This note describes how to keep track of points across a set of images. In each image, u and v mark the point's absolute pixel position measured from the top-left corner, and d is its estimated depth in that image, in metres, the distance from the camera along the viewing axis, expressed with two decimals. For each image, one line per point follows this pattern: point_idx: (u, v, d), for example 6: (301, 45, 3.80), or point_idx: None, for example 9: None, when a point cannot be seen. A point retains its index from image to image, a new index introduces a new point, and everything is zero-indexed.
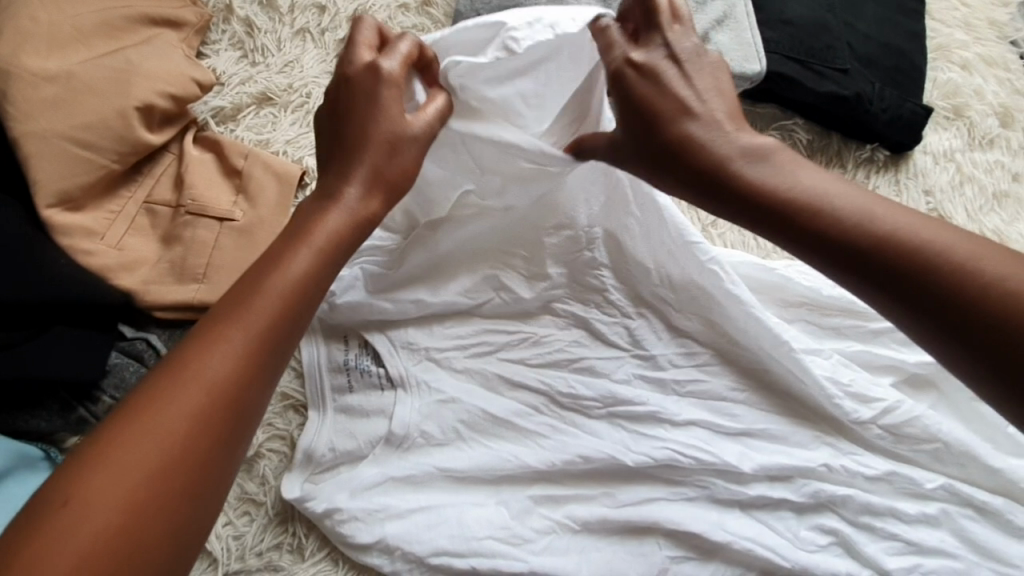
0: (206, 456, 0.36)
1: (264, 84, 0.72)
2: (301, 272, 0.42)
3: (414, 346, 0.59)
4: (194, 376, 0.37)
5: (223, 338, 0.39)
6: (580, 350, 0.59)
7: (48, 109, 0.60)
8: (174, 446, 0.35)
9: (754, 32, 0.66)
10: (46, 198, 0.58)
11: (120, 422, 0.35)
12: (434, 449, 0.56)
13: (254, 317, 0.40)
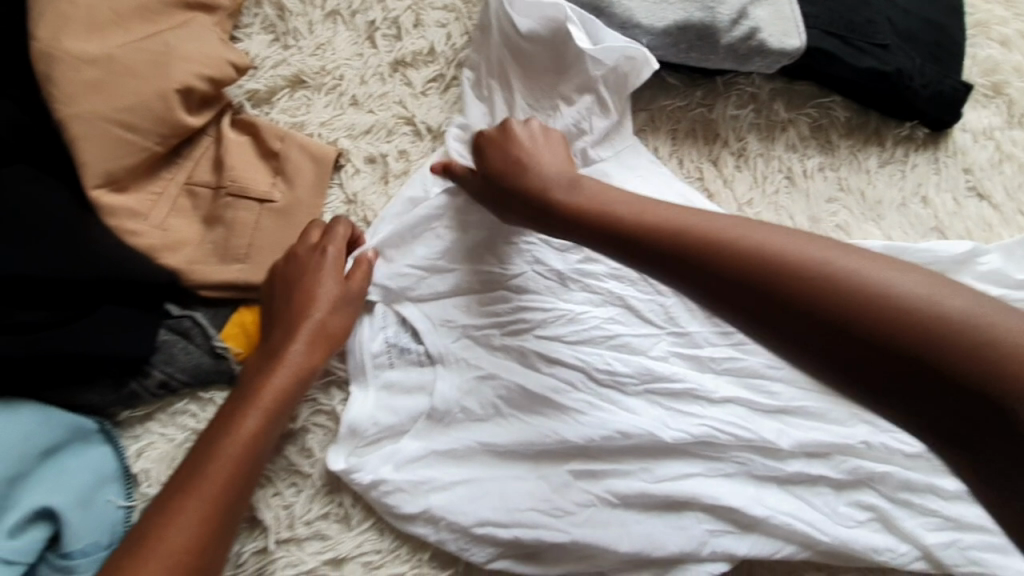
0: (220, 532, 0.48)
1: (297, 67, 0.73)
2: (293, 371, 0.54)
3: (452, 322, 0.60)
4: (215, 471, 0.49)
5: (226, 445, 0.50)
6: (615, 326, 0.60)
7: (92, 92, 0.60)
8: (197, 524, 0.47)
9: (790, 6, 0.65)
10: (94, 179, 0.59)
11: (157, 516, 0.47)
12: (474, 424, 0.57)
13: (256, 419, 0.52)
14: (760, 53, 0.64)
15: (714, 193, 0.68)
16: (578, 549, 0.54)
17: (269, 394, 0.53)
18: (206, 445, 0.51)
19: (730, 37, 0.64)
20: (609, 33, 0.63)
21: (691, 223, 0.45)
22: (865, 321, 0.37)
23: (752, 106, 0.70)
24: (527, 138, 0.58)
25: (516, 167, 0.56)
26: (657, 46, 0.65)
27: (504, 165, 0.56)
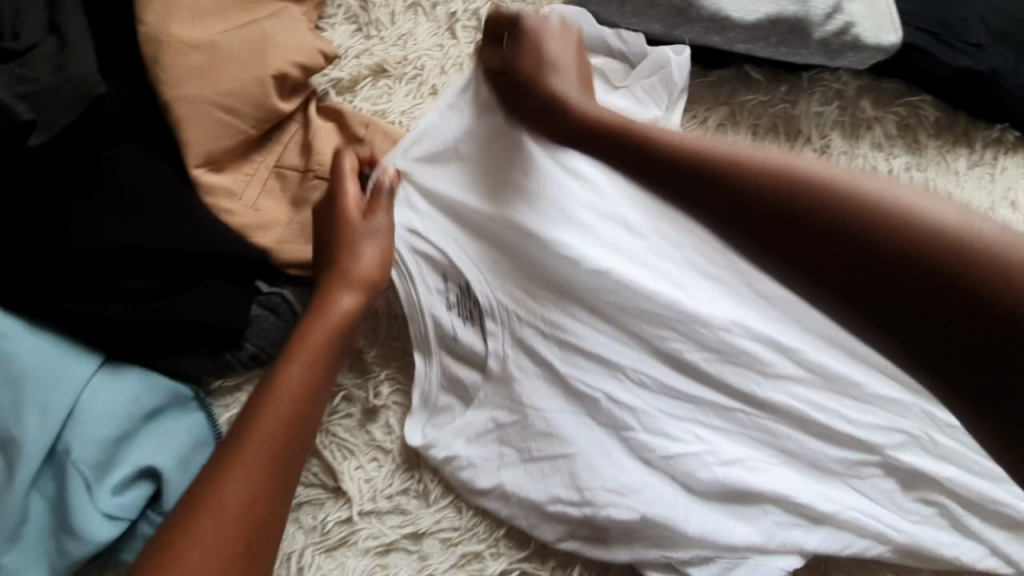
0: (278, 471, 0.51)
1: (381, 56, 0.75)
2: (340, 317, 0.56)
3: (494, 268, 0.60)
4: (270, 416, 0.52)
5: (281, 389, 0.53)
6: (694, 321, 0.58)
7: (196, 75, 0.62)
8: (256, 463, 0.50)
9: (886, 1, 0.64)
10: (196, 159, 0.62)
11: (219, 457, 0.50)
12: (531, 384, 0.58)
13: (305, 364, 0.54)
14: (853, 48, 0.63)
15: None
16: (658, 542, 0.53)
17: (318, 338, 0.55)
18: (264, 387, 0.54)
19: (823, 31, 0.63)
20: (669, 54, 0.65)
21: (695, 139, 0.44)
22: (907, 255, 0.34)
23: (839, 103, 0.69)
24: (556, 33, 0.56)
25: (538, 70, 0.53)
26: (745, 39, 0.64)
27: (527, 66, 0.54)
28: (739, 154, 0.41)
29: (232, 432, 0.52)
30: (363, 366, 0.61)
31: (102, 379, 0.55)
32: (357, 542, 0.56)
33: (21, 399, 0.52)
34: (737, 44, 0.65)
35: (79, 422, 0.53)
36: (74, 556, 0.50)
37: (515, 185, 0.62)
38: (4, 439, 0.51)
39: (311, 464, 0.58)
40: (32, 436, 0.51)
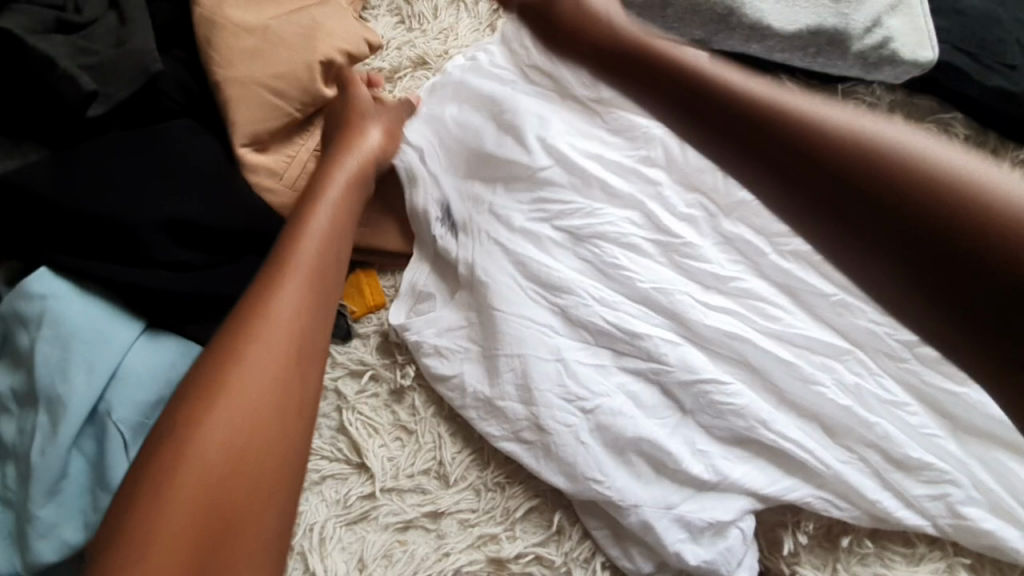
0: (288, 371, 0.49)
1: (422, 48, 0.76)
2: (331, 216, 0.58)
3: (480, 200, 0.65)
4: (274, 317, 0.50)
5: (279, 283, 0.52)
6: (717, 326, 0.60)
7: (247, 57, 0.64)
8: (267, 367, 0.48)
9: (927, 20, 0.64)
10: (241, 139, 0.64)
11: (209, 370, 0.48)
12: (503, 297, 0.60)
13: (308, 261, 0.54)
14: (890, 62, 0.63)
15: None
16: (681, 540, 0.54)
17: (302, 270, 0.53)
18: (236, 327, 0.50)
19: (862, 44, 0.63)
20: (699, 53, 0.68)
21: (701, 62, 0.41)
22: (907, 201, 0.33)
23: None
24: None
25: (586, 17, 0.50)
26: (785, 48, 0.65)
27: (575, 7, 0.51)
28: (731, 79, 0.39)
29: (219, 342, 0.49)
30: (391, 350, 0.63)
31: (145, 343, 0.56)
32: (379, 518, 0.57)
33: (69, 357, 0.52)
34: (776, 53, 0.65)
35: (123, 382, 0.53)
36: None
37: (511, 166, 0.65)
38: (50, 394, 0.51)
39: (338, 440, 0.60)
40: (78, 392, 0.52)
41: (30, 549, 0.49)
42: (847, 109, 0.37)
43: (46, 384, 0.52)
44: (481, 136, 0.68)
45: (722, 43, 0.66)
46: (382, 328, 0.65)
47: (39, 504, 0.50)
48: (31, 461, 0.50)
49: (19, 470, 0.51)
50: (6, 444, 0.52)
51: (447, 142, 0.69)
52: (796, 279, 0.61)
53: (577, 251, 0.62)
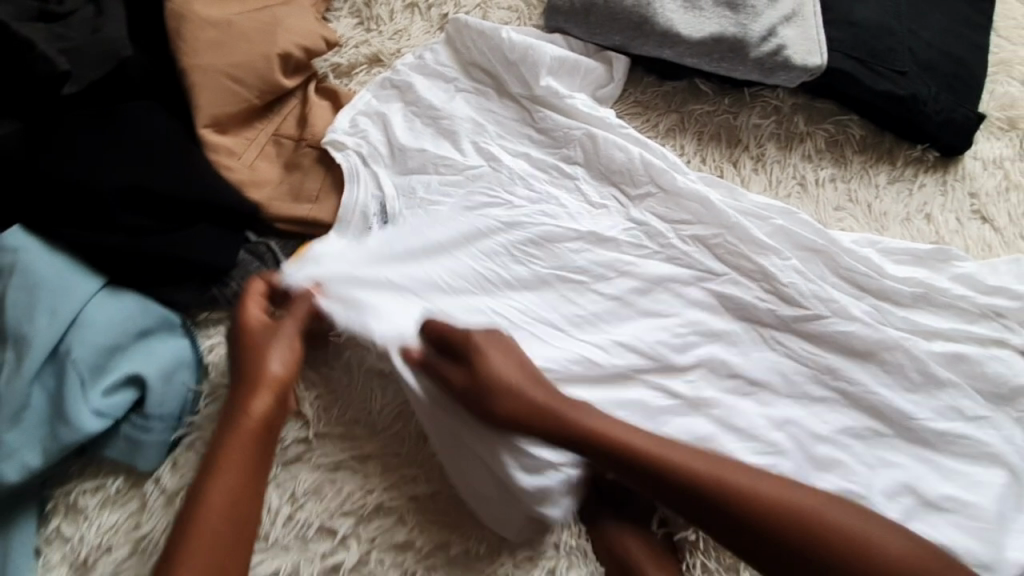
0: (246, 497, 0.55)
1: (377, 47, 0.83)
2: (287, 347, 0.62)
3: (414, 193, 0.73)
4: (236, 446, 0.57)
5: (241, 420, 0.58)
6: (613, 301, 0.68)
7: (211, 49, 0.71)
8: (230, 497, 0.55)
9: (818, 31, 0.72)
10: (204, 121, 0.71)
11: (197, 492, 0.54)
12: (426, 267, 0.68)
13: (266, 397, 0.59)
14: (784, 67, 0.71)
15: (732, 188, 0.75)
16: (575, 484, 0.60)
17: (274, 366, 0.60)
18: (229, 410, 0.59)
19: (759, 51, 0.72)
20: (618, 57, 0.77)
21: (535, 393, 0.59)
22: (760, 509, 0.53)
23: (775, 117, 0.77)
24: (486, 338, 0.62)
25: (496, 378, 0.59)
26: (693, 53, 0.73)
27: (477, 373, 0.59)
28: (602, 427, 0.58)
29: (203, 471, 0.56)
30: None
31: (104, 297, 0.63)
32: (313, 458, 0.64)
33: (35, 302, 0.60)
34: (686, 57, 0.74)
35: (83, 329, 0.61)
36: (65, 441, 0.58)
37: (445, 164, 0.74)
38: (17, 335, 0.59)
39: None
40: (41, 333, 0.59)
41: None
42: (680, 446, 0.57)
43: (15, 324, 0.59)
44: (422, 139, 0.75)
45: (637, 48, 0.75)
46: None
47: (5, 430, 0.58)
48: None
49: None
50: None
51: (390, 142, 0.75)
52: (696, 260, 0.69)
53: (499, 232, 0.70)
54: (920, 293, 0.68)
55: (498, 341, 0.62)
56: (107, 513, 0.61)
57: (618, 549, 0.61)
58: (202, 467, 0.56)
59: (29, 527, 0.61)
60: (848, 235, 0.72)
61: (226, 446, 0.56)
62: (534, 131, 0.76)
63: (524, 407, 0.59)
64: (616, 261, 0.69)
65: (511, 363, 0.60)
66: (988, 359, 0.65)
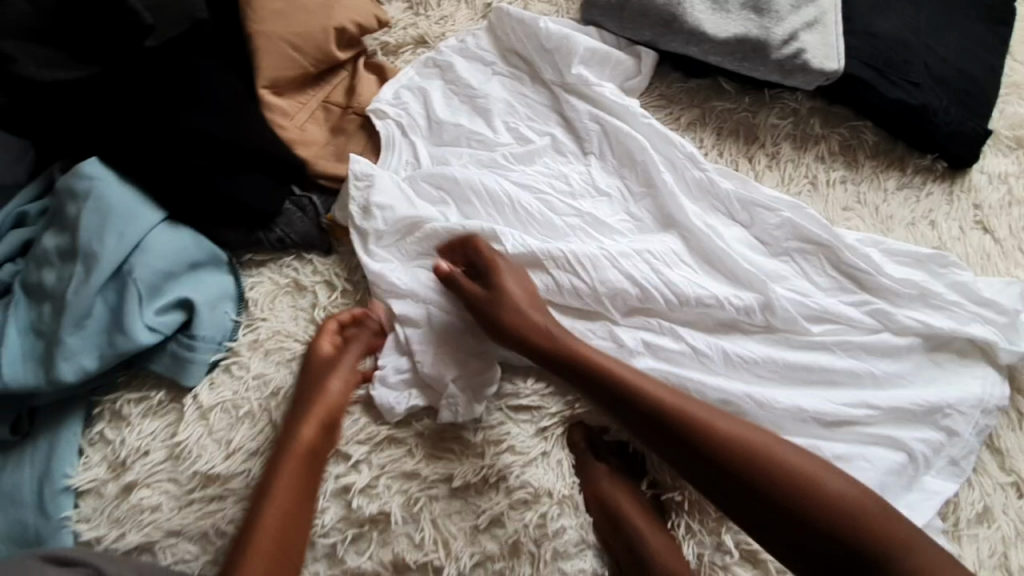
0: (301, 503, 0.63)
1: (424, 30, 0.90)
2: (342, 374, 0.69)
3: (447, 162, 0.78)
4: (295, 458, 0.64)
5: (300, 435, 0.65)
6: (627, 275, 0.70)
7: (275, 17, 0.78)
8: (288, 503, 0.62)
9: (837, 38, 0.78)
10: (263, 82, 0.78)
11: (263, 500, 0.62)
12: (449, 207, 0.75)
13: (320, 416, 0.66)
14: (802, 70, 0.77)
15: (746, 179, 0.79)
16: None
17: (330, 392, 0.68)
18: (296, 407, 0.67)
19: (779, 54, 0.77)
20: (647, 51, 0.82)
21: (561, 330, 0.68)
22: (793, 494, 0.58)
23: (793, 118, 0.82)
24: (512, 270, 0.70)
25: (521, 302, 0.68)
26: (718, 52, 0.79)
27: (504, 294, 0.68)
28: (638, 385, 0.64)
29: (266, 478, 0.64)
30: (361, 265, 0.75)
31: (163, 228, 0.70)
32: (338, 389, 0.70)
33: (105, 224, 0.67)
34: (711, 55, 0.79)
35: (144, 253, 0.68)
36: (120, 348, 0.65)
37: (477, 140, 0.80)
38: (86, 252, 0.67)
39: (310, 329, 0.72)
40: (109, 252, 0.67)
41: (55, 366, 0.64)
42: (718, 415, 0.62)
43: (86, 242, 0.67)
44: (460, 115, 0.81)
45: (666, 44, 0.81)
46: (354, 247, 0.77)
47: (68, 333, 0.65)
48: (67, 299, 0.66)
49: (54, 307, 0.67)
50: (47, 288, 0.67)
51: (430, 116, 0.82)
52: (709, 244, 0.72)
53: (522, 201, 0.74)
54: (914, 293, 0.71)
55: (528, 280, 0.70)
56: (148, 421, 0.68)
57: (609, 499, 0.69)
58: (266, 476, 0.64)
59: (76, 427, 0.68)
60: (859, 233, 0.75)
61: (286, 458, 0.64)
62: (563, 115, 0.81)
63: (557, 342, 0.67)
64: (619, 240, 0.74)
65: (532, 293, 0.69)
66: (965, 361, 0.70)
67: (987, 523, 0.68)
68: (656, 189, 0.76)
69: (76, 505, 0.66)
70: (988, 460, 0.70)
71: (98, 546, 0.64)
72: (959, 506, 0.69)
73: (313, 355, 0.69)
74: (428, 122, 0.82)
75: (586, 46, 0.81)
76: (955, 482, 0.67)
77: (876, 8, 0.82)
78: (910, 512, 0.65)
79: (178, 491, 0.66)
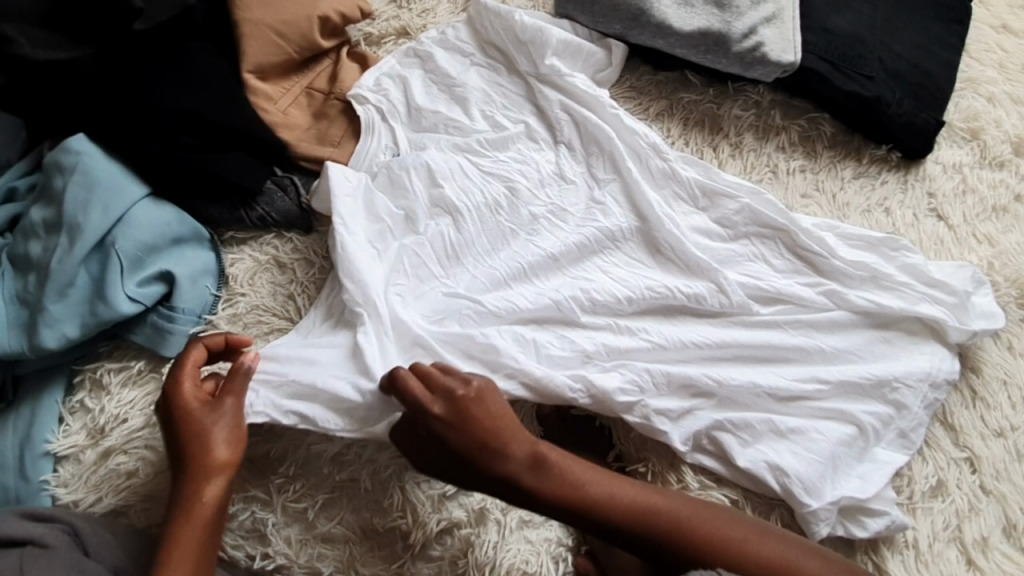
0: (206, 555, 0.58)
1: (406, 22, 0.93)
2: (231, 418, 0.62)
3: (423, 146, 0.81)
4: (198, 511, 0.58)
5: (196, 490, 0.59)
6: (581, 273, 0.74)
7: (262, 6, 0.81)
8: (193, 559, 0.57)
9: (794, 32, 0.82)
10: (248, 66, 0.81)
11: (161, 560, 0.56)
12: (411, 206, 0.75)
13: (218, 466, 0.60)
14: (761, 62, 0.81)
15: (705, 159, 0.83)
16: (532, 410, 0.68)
17: (221, 435, 0.61)
18: (183, 464, 0.60)
19: (739, 47, 0.81)
20: (618, 45, 0.86)
21: (524, 461, 0.61)
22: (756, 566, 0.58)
23: (755, 110, 0.85)
24: (457, 394, 0.62)
25: (480, 443, 0.61)
26: (683, 44, 0.83)
27: (458, 435, 0.61)
28: (608, 500, 0.61)
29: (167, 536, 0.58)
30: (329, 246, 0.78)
31: (147, 203, 0.73)
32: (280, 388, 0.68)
33: (90, 198, 0.70)
34: (677, 48, 0.83)
35: (127, 226, 0.71)
36: (102, 317, 0.67)
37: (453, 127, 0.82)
38: (71, 224, 0.69)
39: (288, 304, 0.75)
40: (92, 224, 0.69)
41: (38, 332, 0.67)
42: (685, 503, 0.61)
43: (71, 215, 0.69)
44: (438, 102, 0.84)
45: (634, 38, 0.84)
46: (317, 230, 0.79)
47: (52, 301, 0.68)
48: (51, 268, 0.68)
49: (38, 277, 0.69)
50: (32, 258, 0.70)
51: (408, 103, 0.84)
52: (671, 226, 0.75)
53: (494, 183, 0.78)
54: (867, 276, 0.74)
55: (491, 393, 0.63)
56: (128, 390, 0.70)
57: None
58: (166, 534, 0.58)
59: (57, 395, 0.69)
60: (817, 219, 0.78)
61: (185, 511, 0.58)
62: (536, 106, 0.84)
63: (523, 478, 0.61)
64: (583, 223, 0.76)
65: (488, 420, 0.62)
66: (914, 338, 0.73)
67: (942, 496, 0.70)
68: (622, 176, 0.79)
69: (55, 470, 0.68)
70: (941, 436, 0.72)
71: (75, 509, 0.66)
72: (914, 480, 0.70)
73: (185, 405, 0.61)
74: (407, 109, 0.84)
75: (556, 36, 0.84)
76: (905, 453, 0.69)
77: (833, 5, 0.86)
78: (862, 482, 0.66)
79: (154, 457, 0.67)
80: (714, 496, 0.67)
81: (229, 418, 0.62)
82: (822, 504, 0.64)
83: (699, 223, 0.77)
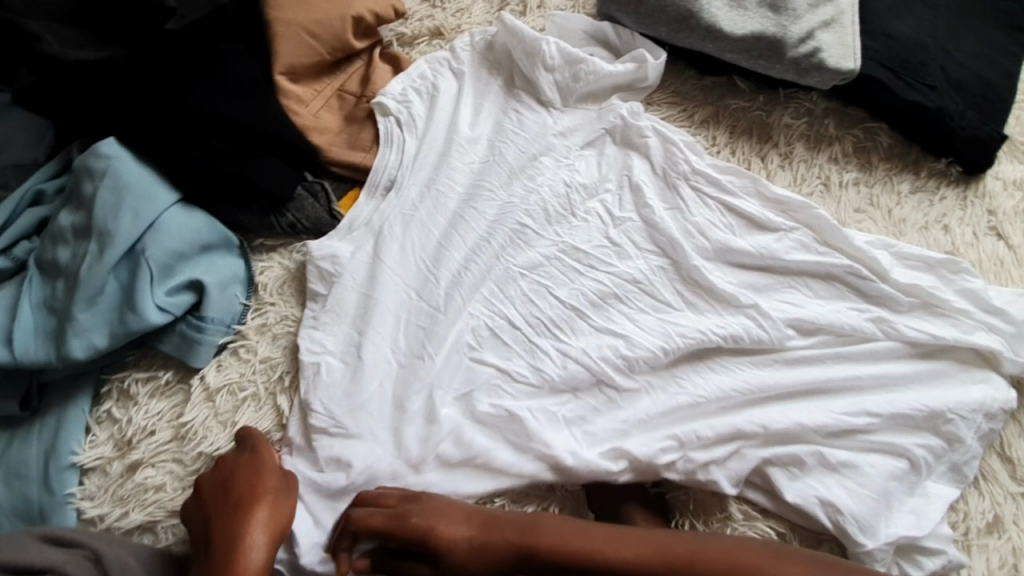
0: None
1: (440, 22, 0.89)
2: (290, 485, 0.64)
3: (461, 152, 0.79)
4: (251, 557, 0.60)
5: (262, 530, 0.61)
6: (608, 326, 0.70)
7: (295, 5, 0.78)
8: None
9: (855, 37, 0.77)
10: (280, 68, 0.78)
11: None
12: (435, 259, 0.74)
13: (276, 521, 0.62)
14: (818, 69, 0.77)
15: (750, 166, 0.80)
16: (565, 438, 0.66)
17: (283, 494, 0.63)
18: (235, 521, 0.61)
19: (795, 52, 0.77)
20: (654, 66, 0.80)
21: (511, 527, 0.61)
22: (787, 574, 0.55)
23: (807, 118, 0.81)
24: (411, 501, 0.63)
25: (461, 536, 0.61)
26: (734, 49, 0.79)
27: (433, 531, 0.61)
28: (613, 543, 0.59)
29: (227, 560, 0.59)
30: (301, 280, 0.74)
31: (177, 210, 0.71)
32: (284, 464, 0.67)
33: (121, 205, 0.68)
34: (726, 53, 0.79)
35: (157, 233, 0.69)
36: (130, 326, 0.66)
37: (464, 148, 0.79)
38: (101, 230, 0.68)
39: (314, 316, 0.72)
40: (123, 231, 0.67)
41: (67, 342, 0.66)
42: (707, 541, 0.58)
43: (101, 221, 0.68)
44: (474, 110, 0.82)
45: (682, 41, 0.81)
46: (301, 259, 0.75)
47: (81, 310, 0.66)
48: (80, 276, 0.67)
49: (67, 285, 0.68)
50: (61, 265, 0.69)
51: (442, 110, 0.82)
52: (716, 244, 0.73)
53: (528, 199, 0.76)
54: (917, 302, 0.70)
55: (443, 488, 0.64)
56: (156, 401, 0.68)
57: (610, 500, 0.66)
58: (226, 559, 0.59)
59: (85, 405, 0.68)
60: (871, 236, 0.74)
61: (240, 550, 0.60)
62: (573, 114, 0.81)
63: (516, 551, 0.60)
64: (612, 246, 0.74)
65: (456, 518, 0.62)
66: (972, 368, 0.69)
67: (998, 534, 0.66)
68: (663, 194, 0.76)
69: (80, 482, 0.66)
70: (999, 469, 0.68)
71: (101, 523, 0.65)
72: (970, 516, 0.66)
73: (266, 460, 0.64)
74: (428, 122, 0.81)
75: (599, 71, 0.80)
76: (960, 489, 0.66)
77: (892, 10, 0.82)
78: (918, 519, 0.63)
79: (182, 472, 0.66)
80: (759, 528, 0.64)
81: (286, 490, 0.63)
82: (877, 544, 0.61)
83: (744, 240, 0.73)
